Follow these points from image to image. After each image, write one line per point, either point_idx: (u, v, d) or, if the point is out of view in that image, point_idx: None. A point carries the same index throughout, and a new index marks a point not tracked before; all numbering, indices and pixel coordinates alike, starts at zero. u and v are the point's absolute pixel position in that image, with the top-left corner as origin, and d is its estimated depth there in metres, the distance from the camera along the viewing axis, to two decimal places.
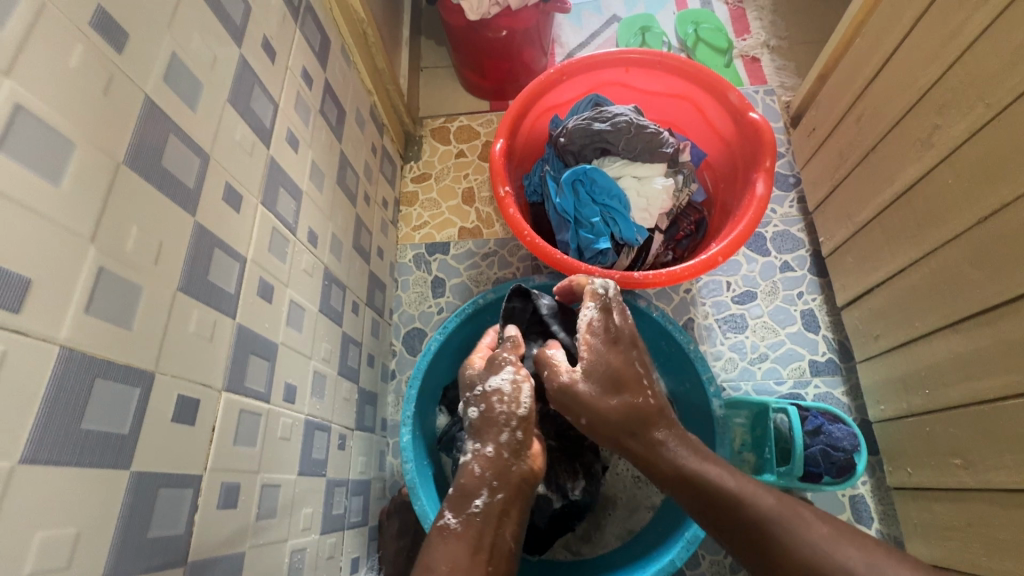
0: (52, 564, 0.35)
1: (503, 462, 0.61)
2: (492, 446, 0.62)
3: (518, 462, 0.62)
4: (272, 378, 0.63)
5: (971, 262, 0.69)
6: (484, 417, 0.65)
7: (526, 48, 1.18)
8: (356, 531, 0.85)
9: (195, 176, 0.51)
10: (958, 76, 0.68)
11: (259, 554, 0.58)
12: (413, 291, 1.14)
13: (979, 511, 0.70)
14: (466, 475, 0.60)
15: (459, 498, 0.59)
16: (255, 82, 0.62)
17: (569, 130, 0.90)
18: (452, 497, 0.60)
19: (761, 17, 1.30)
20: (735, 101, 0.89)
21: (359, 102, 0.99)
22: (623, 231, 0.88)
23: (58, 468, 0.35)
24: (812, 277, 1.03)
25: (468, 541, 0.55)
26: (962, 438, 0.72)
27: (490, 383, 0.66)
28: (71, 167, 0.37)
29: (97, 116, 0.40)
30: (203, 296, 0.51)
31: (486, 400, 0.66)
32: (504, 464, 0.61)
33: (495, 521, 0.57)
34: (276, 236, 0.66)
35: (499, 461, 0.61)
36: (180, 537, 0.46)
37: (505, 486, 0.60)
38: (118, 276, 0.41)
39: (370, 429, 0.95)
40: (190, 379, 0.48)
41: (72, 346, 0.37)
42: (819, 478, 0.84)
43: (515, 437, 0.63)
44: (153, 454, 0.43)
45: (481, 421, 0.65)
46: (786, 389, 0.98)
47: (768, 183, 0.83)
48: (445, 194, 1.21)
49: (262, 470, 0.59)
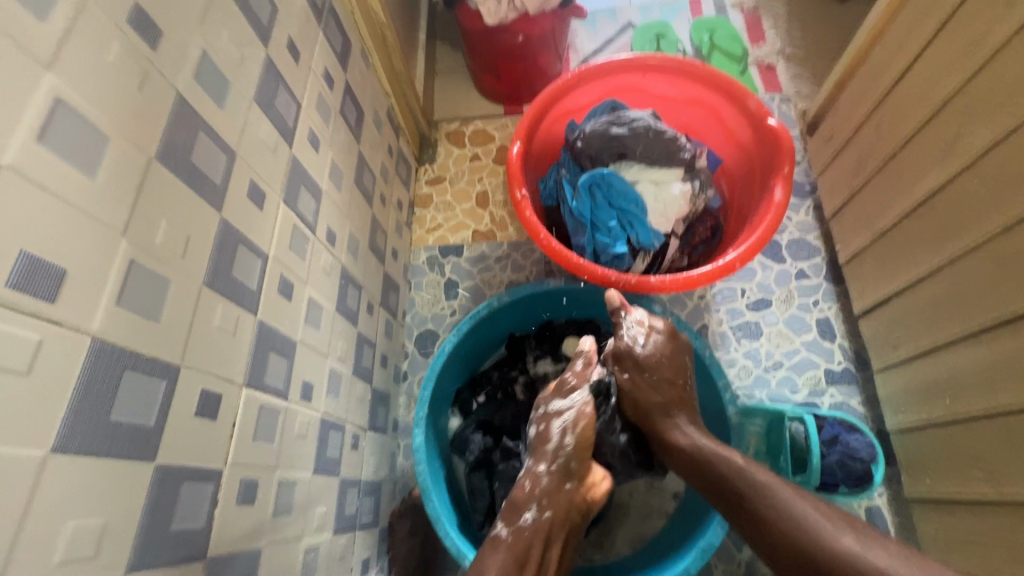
0: (80, 554, 0.35)
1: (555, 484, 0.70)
2: (543, 465, 0.71)
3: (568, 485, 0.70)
4: (291, 376, 0.63)
5: (994, 272, 0.68)
6: (540, 436, 0.74)
7: (542, 53, 1.19)
8: (367, 531, 0.85)
9: (222, 172, 0.51)
10: (983, 84, 0.68)
11: (275, 551, 0.58)
12: (427, 292, 1.14)
13: (998, 524, 0.69)
14: (518, 490, 0.70)
15: (509, 511, 0.69)
16: (280, 82, 0.63)
17: (587, 134, 0.90)
18: (503, 510, 0.69)
19: (777, 25, 1.30)
20: (753, 107, 0.89)
21: (377, 104, 1.00)
22: (640, 236, 0.88)
23: (87, 458, 0.35)
24: (828, 284, 1.03)
25: (515, 553, 0.64)
26: (983, 449, 0.71)
27: (555, 406, 0.75)
28: (106, 160, 0.38)
29: (133, 111, 0.41)
30: (227, 292, 0.51)
31: (546, 420, 0.75)
32: (556, 486, 0.70)
33: (542, 535, 0.67)
34: (297, 235, 0.66)
35: (551, 483, 0.70)
36: (200, 532, 0.46)
37: (553, 505, 0.69)
38: (147, 269, 0.41)
39: (382, 430, 0.95)
40: (213, 373, 0.48)
41: (103, 338, 0.37)
42: (835, 487, 0.83)
43: (567, 464, 0.71)
44: (176, 447, 0.43)
45: (536, 439, 0.75)
46: (801, 398, 0.97)
47: (787, 189, 0.83)
48: (459, 196, 1.22)
49: (280, 467, 0.59)
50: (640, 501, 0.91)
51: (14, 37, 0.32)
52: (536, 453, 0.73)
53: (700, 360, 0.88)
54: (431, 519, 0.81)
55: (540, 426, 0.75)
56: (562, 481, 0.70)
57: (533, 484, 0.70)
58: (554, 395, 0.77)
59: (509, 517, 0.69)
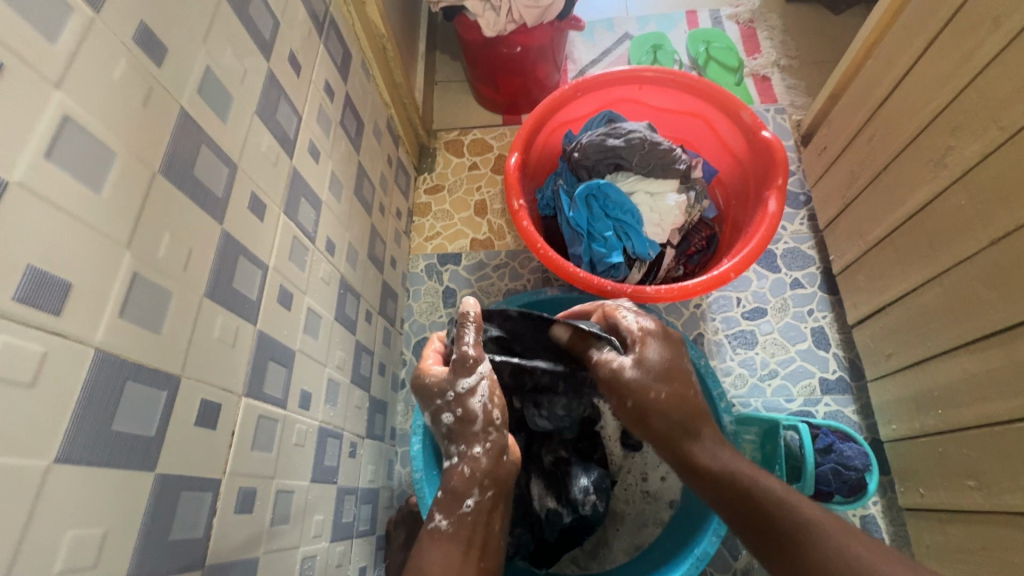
0: (81, 564, 0.35)
1: (491, 464, 0.65)
2: (478, 446, 0.65)
3: (505, 459, 0.66)
4: (289, 385, 0.63)
5: (984, 283, 0.69)
6: (460, 421, 0.66)
7: (540, 65, 1.21)
8: (364, 540, 0.85)
9: (223, 185, 0.52)
10: (971, 99, 0.69)
11: (272, 559, 0.58)
12: (425, 300, 1.15)
13: (991, 535, 0.69)
14: (455, 477, 0.63)
15: (447, 499, 0.63)
16: (281, 94, 0.64)
17: (583, 145, 0.92)
18: (441, 498, 0.64)
19: (772, 37, 1.32)
20: (747, 119, 0.90)
21: (377, 114, 1.01)
22: (636, 246, 0.89)
23: (89, 468, 0.36)
24: (823, 294, 1.04)
25: (459, 541, 0.61)
26: (974, 459, 0.71)
27: (462, 384, 0.66)
28: (111, 175, 0.39)
29: (138, 127, 0.42)
30: (228, 302, 0.52)
31: (460, 403, 0.66)
32: (492, 465, 0.64)
33: (484, 514, 0.63)
34: (297, 244, 0.67)
35: (487, 463, 0.64)
36: (198, 541, 0.46)
37: (495, 483, 0.64)
38: (150, 281, 0.42)
39: (380, 438, 0.95)
40: (212, 383, 0.49)
41: (106, 350, 0.37)
42: (829, 496, 0.83)
43: (498, 438, 0.66)
44: (176, 457, 0.44)
45: (457, 424, 0.66)
46: (796, 406, 0.97)
47: (780, 201, 0.84)
48: (458, 205, 1.23)
49: (278, 476, 0.59)
50: (635, 509, 0.91)
51: (27, 58, 0.33)
52: (466, 437, 0.66)
53: (695, 369, 0.89)
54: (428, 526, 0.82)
55: (454, 411, 0.66)
56: (500, 455, 0.65)
57: (472, 466, 0.64)
58: (454, 372, 0.67)
59: (445, 503, 0.63)
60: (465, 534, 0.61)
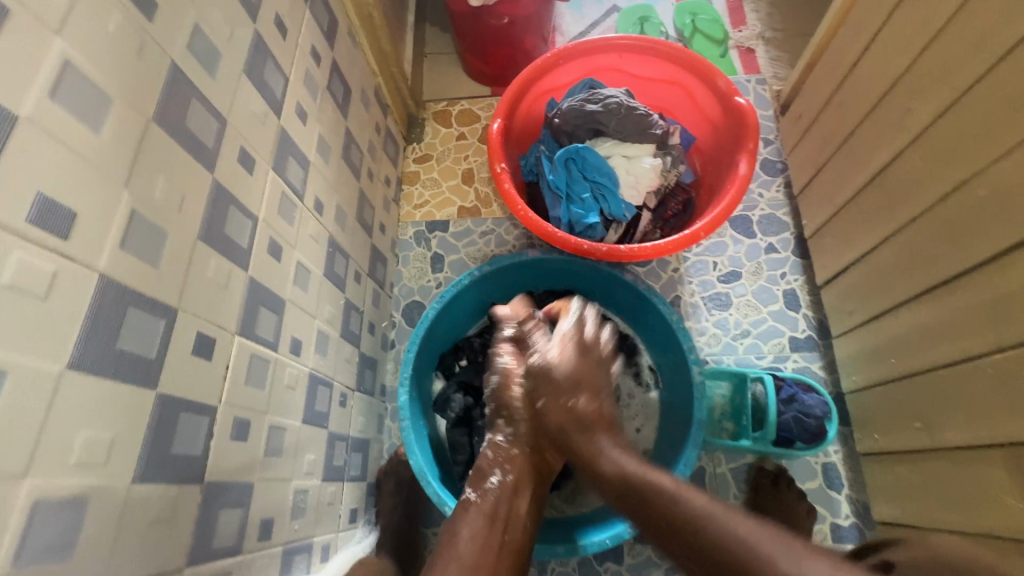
0: (92, 461, 0.40)
1: (508, 451, 0.77)
2: (501, 436, 0.79)
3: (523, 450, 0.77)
4: (280, 330, 0.68)
5: (934, 238, 0.73)
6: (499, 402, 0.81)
7: (527, 35, 1.22)
8: (355, 484, 0.91)
9: (214, 138, 0.56)
10: (927, 62, 0.72)
11: (267, 487, 0.64)
12: (414, 266, 1.19)
13: (934, 471, 0.75)
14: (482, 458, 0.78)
15: (476, 477, 0.76)
16: (268, 56, 0.67)
17: (563, 111, 0.95)
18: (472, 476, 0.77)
19: (757, 9, 1.34)
20: (722, 86, 0.93)
21: (365, 82, 1.04)
22: (612, 208, 0.93)
23: (97, 378, 0.41)
24: (795, 258, 1.08)
25: (485, 510, 0.70)
26: (922, 402, 0.77)
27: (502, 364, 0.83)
28: (109, 119, 0.43)
29: (132, 77, 0.45)
30: (220, 247, 0.56)
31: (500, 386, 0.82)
32: (509, 452, 0.77)
33: (507, 493, 0.73)
34: (286, 201, 0.71)
35: (507, 451, 0.78)
36: (197, 458, 0.51)
37: (515, 469, 0.76)
38: (147, 219, 0.46)
39: (370, 392, 1.01)
40: (207, 319, 0.53)
41: (109, 275, 0.42)
42: (791, 443, 0.89)
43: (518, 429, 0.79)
44: (175, 381, 0.49)
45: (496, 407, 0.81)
46: (766, 363, 1.02)
47: (751, 163, 0.88)
48: (446, 174, 1.26)
49: (270, 412, 0.64)
50: None
51: (31, 7, 0.37)
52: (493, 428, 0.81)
53: (669, 326, 0.93)
54: (415, 471, 0.87)
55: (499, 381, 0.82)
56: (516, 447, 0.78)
57: (495, 451, 0.78)
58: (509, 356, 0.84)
59: (477, 482, 0.75)
60: (490, 504, 0.71)
